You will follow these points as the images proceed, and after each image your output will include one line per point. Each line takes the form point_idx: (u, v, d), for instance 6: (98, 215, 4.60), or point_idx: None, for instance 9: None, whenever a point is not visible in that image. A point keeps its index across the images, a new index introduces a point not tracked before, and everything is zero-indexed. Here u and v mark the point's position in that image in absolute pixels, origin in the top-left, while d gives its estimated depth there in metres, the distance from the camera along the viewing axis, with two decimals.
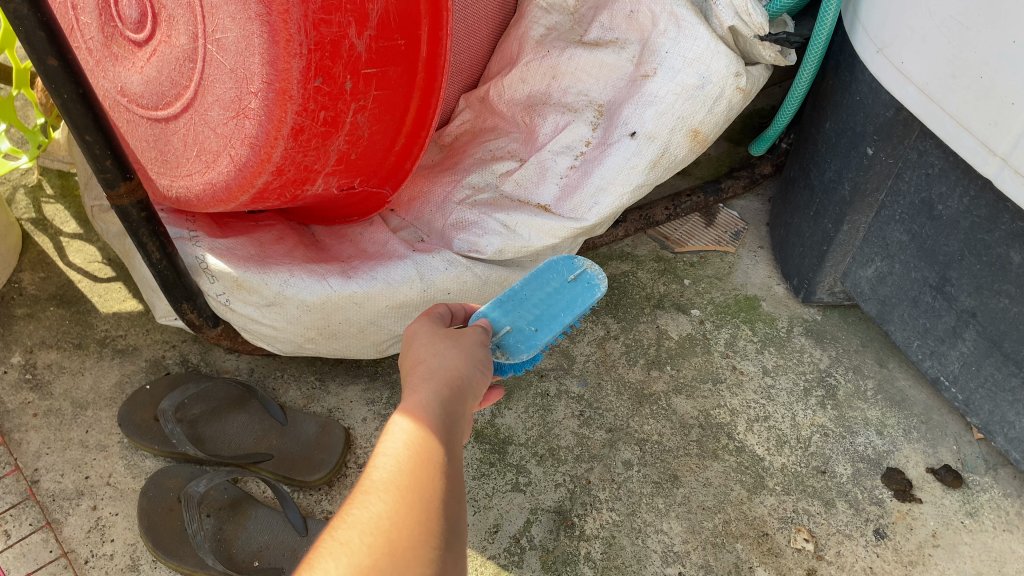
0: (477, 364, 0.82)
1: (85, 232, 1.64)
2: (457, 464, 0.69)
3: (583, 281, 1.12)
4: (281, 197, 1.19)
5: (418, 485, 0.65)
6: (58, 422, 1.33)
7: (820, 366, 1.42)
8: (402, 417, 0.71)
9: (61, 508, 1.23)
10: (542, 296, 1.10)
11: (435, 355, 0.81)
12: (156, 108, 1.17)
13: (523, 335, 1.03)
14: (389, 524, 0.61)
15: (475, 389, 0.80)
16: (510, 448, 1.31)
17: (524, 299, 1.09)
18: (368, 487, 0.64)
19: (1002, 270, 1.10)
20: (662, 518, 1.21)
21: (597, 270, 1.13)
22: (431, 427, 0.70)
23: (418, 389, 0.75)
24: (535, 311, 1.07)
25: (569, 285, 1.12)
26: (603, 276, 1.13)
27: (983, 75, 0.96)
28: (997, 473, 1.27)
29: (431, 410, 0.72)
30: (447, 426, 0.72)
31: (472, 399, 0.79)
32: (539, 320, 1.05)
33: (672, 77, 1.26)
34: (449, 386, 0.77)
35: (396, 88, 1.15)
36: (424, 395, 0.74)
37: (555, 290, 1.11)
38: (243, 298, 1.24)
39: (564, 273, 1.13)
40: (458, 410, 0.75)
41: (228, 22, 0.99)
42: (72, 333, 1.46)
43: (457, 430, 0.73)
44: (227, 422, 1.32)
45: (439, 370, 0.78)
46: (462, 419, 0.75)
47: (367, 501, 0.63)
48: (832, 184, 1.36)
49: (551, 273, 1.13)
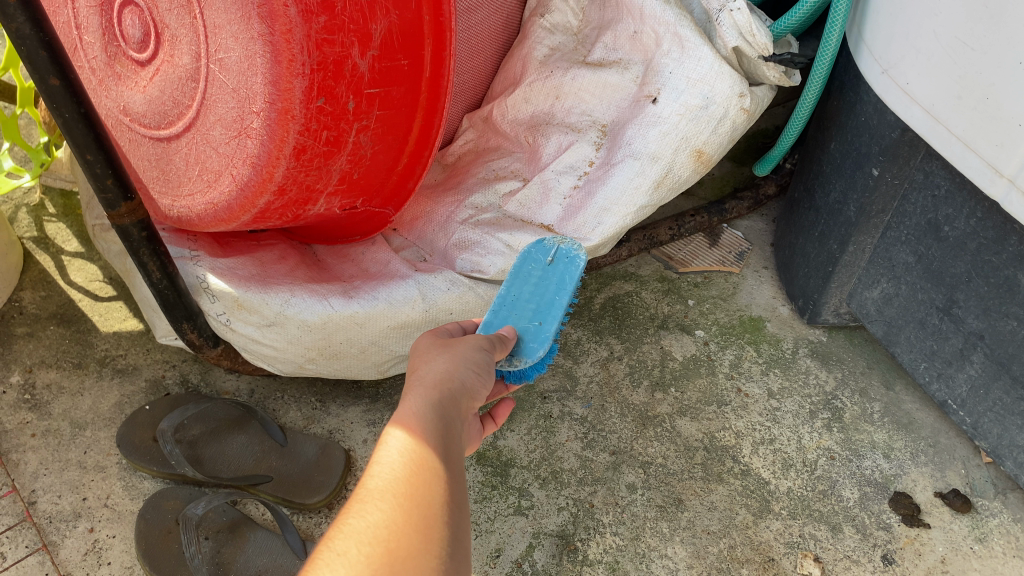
0: (475, 371, 0.82)
1: (87, 251, 1.64)
2: (454, 469, 0.69)
3: (564, 258, 1.15)
4: (283, 217, 1.18)
5: (414, 493, 0.64)
6: (56, 443, 1.32)
7: (826, 389, 1.41)
8: (394, 425, 0.70)
9: (58, 530, 1.21)
10: (530, 287, 1.11)
11: (429, 364, 0.80)
12: (158, 127, 1.17)
13: (531, 333, 1.05)
14: (386, 533, 0.60)
15: (470, 392, 0.79)
16: (512, 471, 1.30)
17: (516, 301, 1.09)
18: (364, 496, 0.64)
19: (1010, 292, 1.08)
20: (666, 542, 1.20)
21: (569, 242, 1.16)
22: (425, 434, 0.70)
23: (411, 397, 0.75)
24: (531, 305, 1.09)
25: (551, 266, 1.14)
26: (579, 248, 1.17)
27: (990, 97, 0.96)
28: (1006, 498, 1.25)
29: (425, 417, 0.72)
30: (442, 433, 0.71)
31: (467, 402, 0.78)
32: (540, 313, 1.07)
33: (676, 97, 1.25)
34: (444, 392, 0.76)
35: (398, 108, 1.15)
36: (417, 402, 0.74)
37: (540, 277, 1.13)
38: (244, 318, 1.23)
39: (541, 258, 1.15)
40: (454, 415, 0.75)
41: (231, 42, 0.99)
42: (71, 352, 1.45)
43: (453, 435, 0.73)
44: (227, 443, 1.31)
45: (434, 378, 0.78)
46: (459, 424, 0.75)
47: (363, 509, 0.62)
48: (837, 205, 1.36)
49: (528, 264, 1.15)
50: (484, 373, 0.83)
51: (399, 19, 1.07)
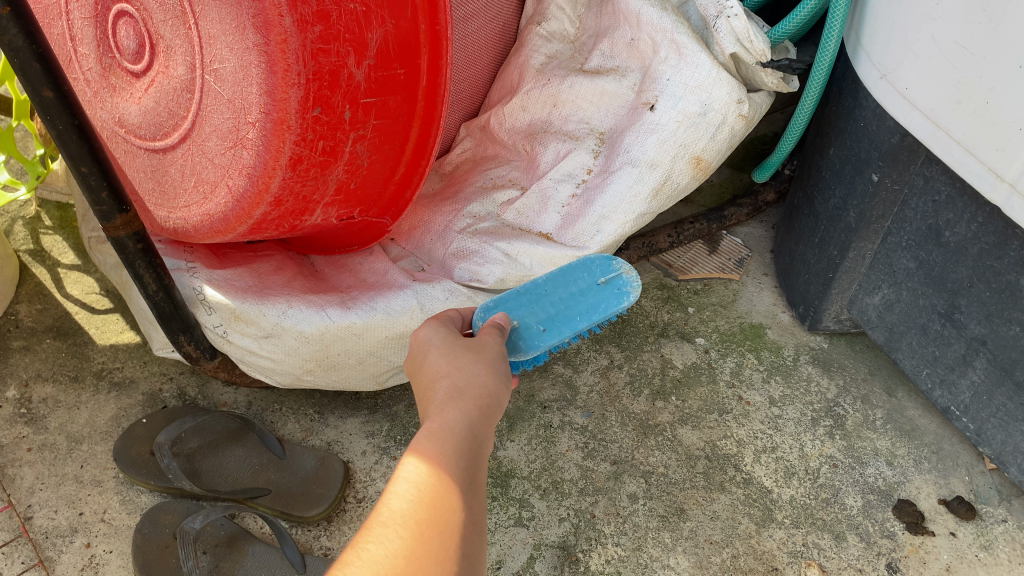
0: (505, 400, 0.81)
1: (83, 263, 1.63)
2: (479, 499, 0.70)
3: (617, 289, 1.09)
4: (280, 227, 1.17)
5: (437, 527, 0.64)
6: (52, 457, 1.31)
7: (828, 396, 1.40)
8: (432, 451, 0.68)
9: (54, 545, 1.20)
10: (563, 295, 1.09)
11: (466, 373, 0.80)
12: (153, 138, 1.16)
13: (528, 334, 1.04)
14: (401, 564, 0.60)
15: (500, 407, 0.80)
16: (513, 482, 1.29)
17: (543, 295, 1.10)
18: (386, 519, 0.63)
19: (1013, 297, 1.08)
20: (668, 553, 1.19)
21: (631, 275, 1.10)
22: (460, 459, 0.69)
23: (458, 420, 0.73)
24: (551, 311, 1.07)
25: (598, 288, 1.10)
26: (637, 283, 1.10)
27: (990, 101, 0.95)
28: (1011, 505, 1.24)
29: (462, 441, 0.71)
30: (476, 458, 0.71)
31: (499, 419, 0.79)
32: (549, 321, 1.05)
33: (674, 104, 1.25)
34: (481, 409, 0.76)
35: (395, 118, 1.14)
36: (456, 418, 0.73)
37: (581, 289, 1.10)
38: (241, 330, 1.22)
39: (596, 275, 1.12)
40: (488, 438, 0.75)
41: (226, 52, 0.98)
42: (67, 366, 1.44)
43: (483, 461, 0.73)
44: (225, 456, 1.30)
45: (474, 391, 0.78)
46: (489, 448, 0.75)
47: (385, 534, 0.62)
48: (837, 211, 1.35)
49: (583, 273, 1.12)
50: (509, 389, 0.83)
51: (395, 28, 1.06)
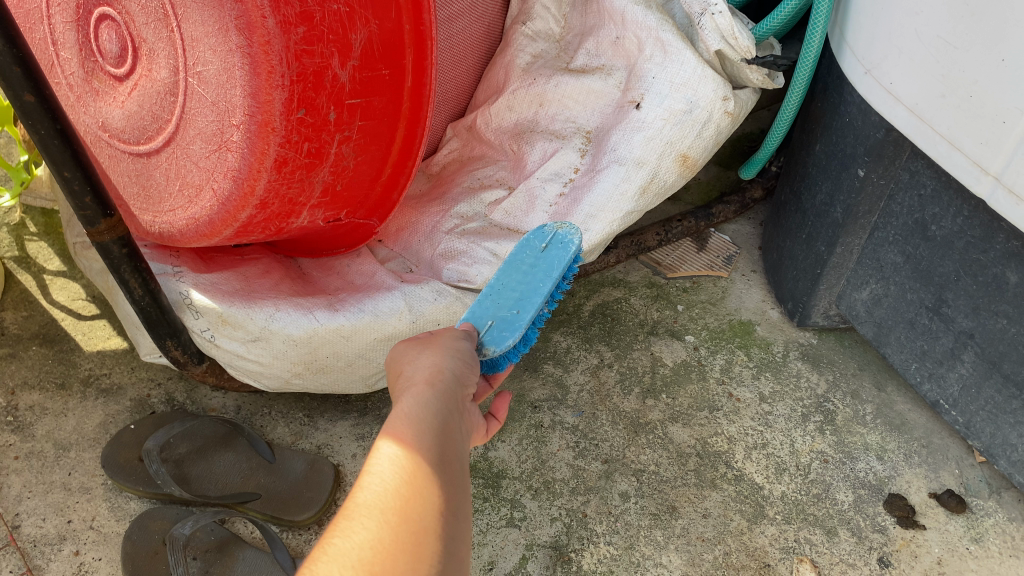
0: (465, 380, 0.82)
1: (69, 269, 1.62)
2: (451, 468, 0.70)
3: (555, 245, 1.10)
4: (266, 230, 1.16)
5: (406, 506, 0.64)
6: (40, 465, 1.30)
7: (818, 392, 1.40)
8: (395, 435, 0.69)
9: (43, 554, 1.19)
10: (520, 278, 1.06)
11: (421, 361, 0.82)
12: (137, 142, 1.15)
13: (506, 321, 1.00)
14: (371, 555, 0.60)
15: (459, 384, 0.80)
16: (504, 482, 1.28)
17: (502, 289, 1.05)
18: (352, 510, 0.63)
19: (999, 289, 1.08)
20: (660, 551, 1.18)
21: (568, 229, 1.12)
22: (418, 437, 0.70)
23: (418, 402, 0.74)
24: (516, 293, 1.04)
25: (543, 254, 1.10)
26: (576, 232, 1.12)
27: (973, 94, 0.96)
28: (1001, 497, 1.24)
29: (422, 419, 0.72)
30: (439, 433, 0.72)
31: (461, 394, 0.80)
32: (521, 302, 1.02)
33: (660, 102, 1.25)
34: (437, 386, 0.78)
35: (381, 118, 1.14)
36: (410, 402, 0.74)
37: (534, 262, 1.09)
38: (229, 334, 1.22)
39: (536, 244, 1.11)
40: (449, 409, 0.76)
41: (209, 54, 0.97)
42: (54, 373, 1.43)
43: (450, 434, 0.73)
44: (214, 461, 1.29)
45: (423, 375, 0.79)
46: (455, 417, 0.76)
47: (351, 526, 0.62)
48: (824, 207, 1.35)
49: (523, 250, 1.10)
50: (472, 366, 0.85)
51: (379, 29, 1.07)
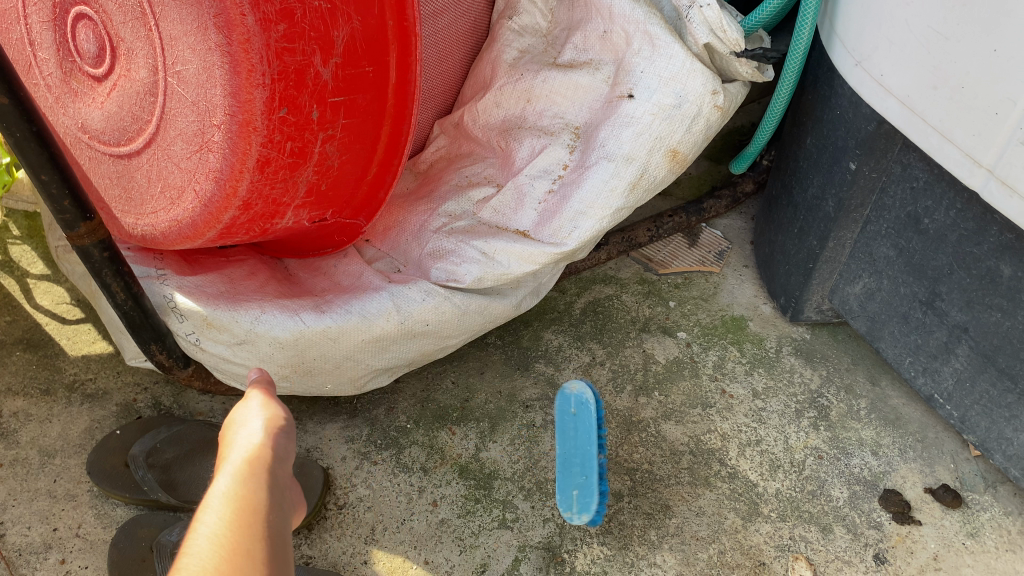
0: (287, 451, 0.66)
1: (53, 273, 1.60)
2: (282, 543, 0.58)
3: None
4: (250, 231, 1.14)
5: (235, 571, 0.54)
6: (24, 472, 1.28)
7: (812, 387, 1.39)
8: (212, 513, 0.57)
9: (28, 563, 1.17)
10: None
11: (229, 438, 0.66)
12: (117, 144, 1.13)
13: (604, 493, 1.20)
14: None
15: (283, 455, 0.65)
16: (496, 483, 1.26)
17: None
18: None
19: (992, 283, 1.07)
20: (654, 550, 1.17)
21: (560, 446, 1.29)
22: (241, 511, 0.57)
23: (230, 483, 0.59)
24: None
25: None
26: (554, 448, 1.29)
27: (965, 86, 0.94)
28: (996, 491, 1.23)
29: (231, 504, 0.58)
30: (271, 502, 0.60)
31: (286, 468, 0.64)
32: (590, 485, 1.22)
33: (649, 97, 1.23)
34: (258, 460, 0.62)
35: (366, 117, 1.12)
36: (222, 483, 0.59)
37: None
38: (214, 337, 1.20)
39: None
40: (278, 483, 0.62)
41: (188, 53, 0.95)
42: (39, 378, 1.41)
43: (284, 505, 0.61)
44: (202, 465, 1.25)
45: (248, 447, 0.63)
46: (284, 490, 0.62)
47: None
48: (815, 201, 1.34)
49: None
50: (289, 437, 0.67)
51: (362, 25, 1.05)
